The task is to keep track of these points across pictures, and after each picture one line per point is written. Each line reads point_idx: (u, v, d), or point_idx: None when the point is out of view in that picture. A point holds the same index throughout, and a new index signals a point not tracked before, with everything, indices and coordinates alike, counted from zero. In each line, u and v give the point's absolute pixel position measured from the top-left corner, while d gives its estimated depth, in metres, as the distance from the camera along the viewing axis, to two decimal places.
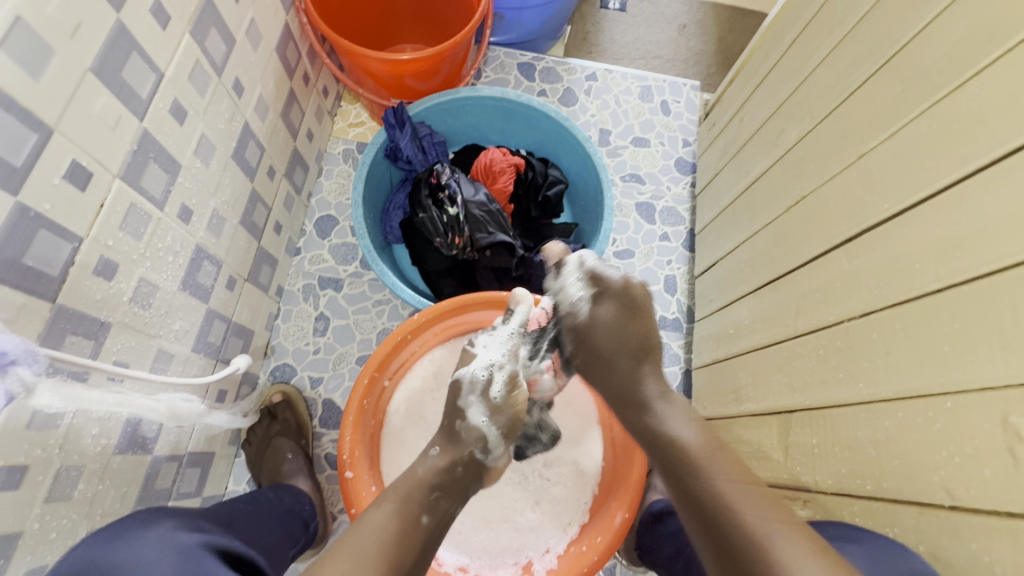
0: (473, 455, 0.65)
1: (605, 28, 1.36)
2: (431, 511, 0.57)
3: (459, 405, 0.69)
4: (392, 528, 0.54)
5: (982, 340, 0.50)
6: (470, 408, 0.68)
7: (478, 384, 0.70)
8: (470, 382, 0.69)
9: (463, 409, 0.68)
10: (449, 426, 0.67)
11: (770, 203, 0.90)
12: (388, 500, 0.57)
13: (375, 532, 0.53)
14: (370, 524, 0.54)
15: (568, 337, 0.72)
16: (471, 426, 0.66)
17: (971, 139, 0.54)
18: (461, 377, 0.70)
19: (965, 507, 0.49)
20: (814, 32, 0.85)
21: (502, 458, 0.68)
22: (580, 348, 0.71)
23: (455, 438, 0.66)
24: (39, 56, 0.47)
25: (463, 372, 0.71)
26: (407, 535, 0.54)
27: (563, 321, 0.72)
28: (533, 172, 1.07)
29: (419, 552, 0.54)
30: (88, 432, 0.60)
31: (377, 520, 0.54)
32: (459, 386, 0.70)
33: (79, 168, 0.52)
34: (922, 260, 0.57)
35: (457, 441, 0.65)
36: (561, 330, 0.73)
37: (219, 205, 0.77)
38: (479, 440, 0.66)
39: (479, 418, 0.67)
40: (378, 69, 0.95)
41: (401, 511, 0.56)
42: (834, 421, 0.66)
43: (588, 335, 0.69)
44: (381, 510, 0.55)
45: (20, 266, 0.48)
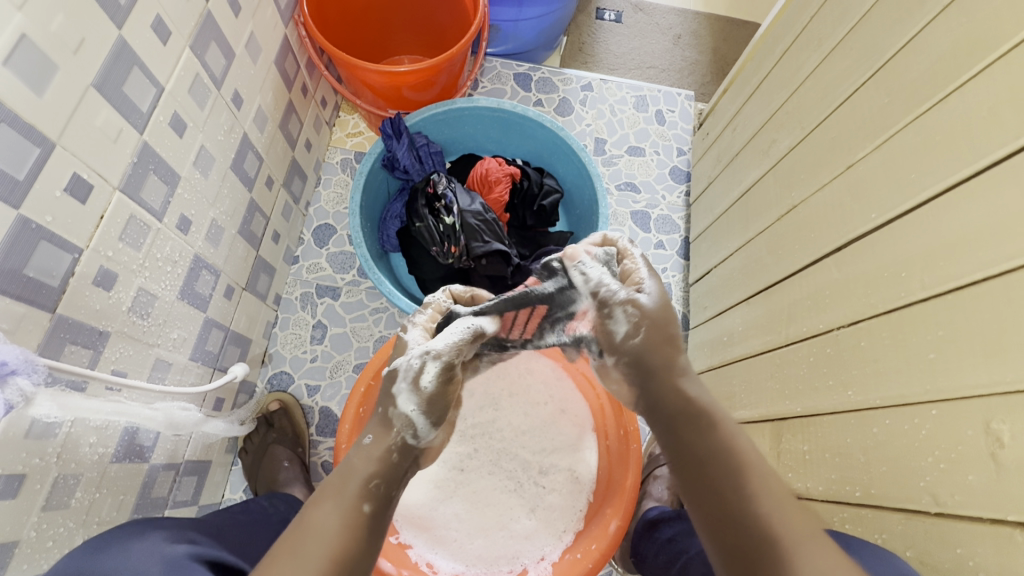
0: (406, 441, 0.55)
1: (601, 39, 1.37)
2: (374, 498, 0.51)
3: (392, 392, 0.57)
4: (337, 525, 0.48)
5: (965, 349, 0.51)
6: (405, 397, 0.56)
7: (417, 373, 0.57)
8: (405, 368, 0.58)
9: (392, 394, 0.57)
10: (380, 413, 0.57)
11: (762, 212, 0.91)
12: (326, 497, 0.50)
13: (323, 534, 0.47)
14: (315, 524, 0.48)
15: (629, 314, 0.57)
16: (399, 412, 0.56)
17: (953, 151, 0.56)
18: (398, 365, 0.58)
19: (951, 513, 0.50)
20: (804, 44, 0.87)
21: (437, 440, 0.59)
22: (646, 328, 0.56)
23: (390, 427, 0.55)
24: (42, 73, 0.48)
25: (400, 361, 0.59)
26: (354, 529, 0.48)
27: (613, 303, 0.58)
28: (529, 182, 1.08)
29: (370, 545, 0.49)
30: (86, 440, 0.60)
31: (320, 519, 0.48)
32: (396, 373, 0.58)
33: (80, 181, 0.53)
34: (908, 270, 0.59)
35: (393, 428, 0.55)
36: (614, 309, 0.58)
37: (218, 215, 0.78)
38: (413, 423, 0.56)
39: (408, 406, 0.56)
40: (376, 81, 0.96)
41: (341, 505, 0.49)
42: (824, 428, 0.67)
43: (654, 311, 0.57)
44: (323, 506, 0.49)
45: (22, 276, 0.49)
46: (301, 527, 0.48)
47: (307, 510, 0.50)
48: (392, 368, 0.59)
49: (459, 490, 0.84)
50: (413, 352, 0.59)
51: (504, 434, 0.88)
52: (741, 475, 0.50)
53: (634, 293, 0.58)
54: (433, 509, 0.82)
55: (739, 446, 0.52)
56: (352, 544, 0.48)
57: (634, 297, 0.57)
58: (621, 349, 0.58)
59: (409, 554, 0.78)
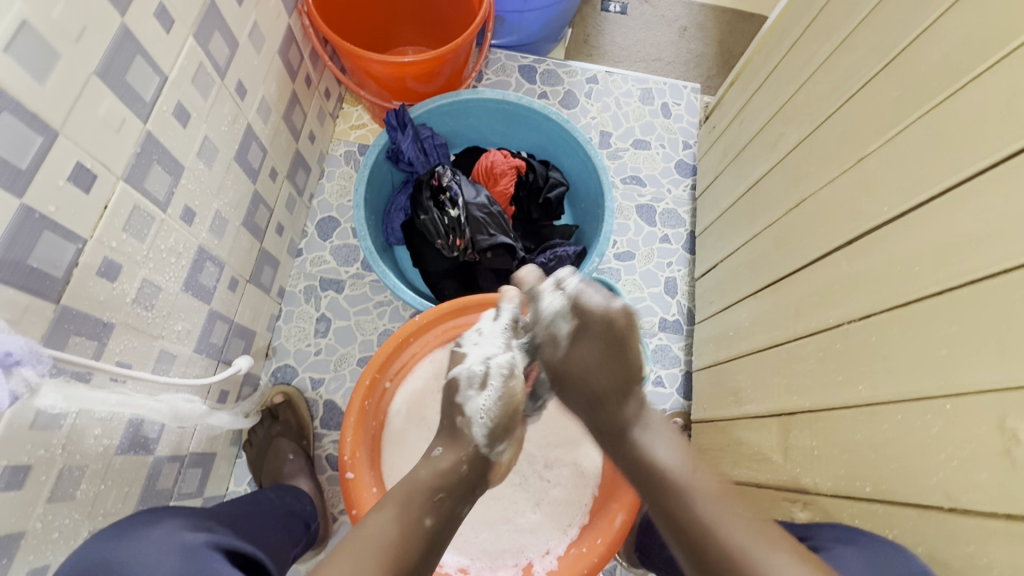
0: (477, 445, 0.67)
1: (606, 31, 1.36)
2: (434, 514, 0.60)
3: (459, 401, 0.70)
4: (398, 529, 0.57)
5: (978, 343, 0.50)
6: (471, 403, 0.70)
7: (475, 380, 0.71)
8: (468, 375, 0.71)
9: (462, 403, 0.70)
10: (449, 424, 0.69)
11: (769, 207, 0.91)
12: (391, 505, 0.59)
13: (380, 534, 0.56)
14: (379, 525, 0.57)
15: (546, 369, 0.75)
16: (470, 421, 0.69)
17: (967, 143, 0.55)
18: (459, 375, 0.72)
19: (963, 510, 0.49)
20: (814, 36, 0.86)
21: (506, 451, 0.70)
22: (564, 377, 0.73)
23: (459, 433, 0.68)
24: (44, 61, 0.47)
25: (459, 369, 0.72)
26: (412, 538, 0.57)
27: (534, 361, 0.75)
28: (534, 175, 1.07)
29: (425, 555, 0.57)
30: (90, 432, 0.60)
31: (382, 522, 0.57)
32: (458, 383, 0.71)
33: (84, 171, 0.53)
34: (920, 263, 0.58)
35: (461, 439, 0.67)
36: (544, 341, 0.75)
37: (222, 207, 0.77)
38: (482, 424, 0.68)
39: (477, 410, 0.69)
40: (380, 72, 0.95)
41: (404, 514, 0.58)
42: (833, 423, 0.67)
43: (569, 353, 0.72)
44: (387, 513, 0.58)
45: (25, 267, 0.49)
46: (366, 525, 0.57)
47: (372, 515, 0.59)
48: (454, 379, 0.72)
49: None
50: (472, 361, 0.73)
51: None
52: (679, 492, 0.61)
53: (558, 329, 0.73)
54: None
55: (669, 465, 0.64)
56: (409, 547, 0.56)
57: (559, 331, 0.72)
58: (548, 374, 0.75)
59: None
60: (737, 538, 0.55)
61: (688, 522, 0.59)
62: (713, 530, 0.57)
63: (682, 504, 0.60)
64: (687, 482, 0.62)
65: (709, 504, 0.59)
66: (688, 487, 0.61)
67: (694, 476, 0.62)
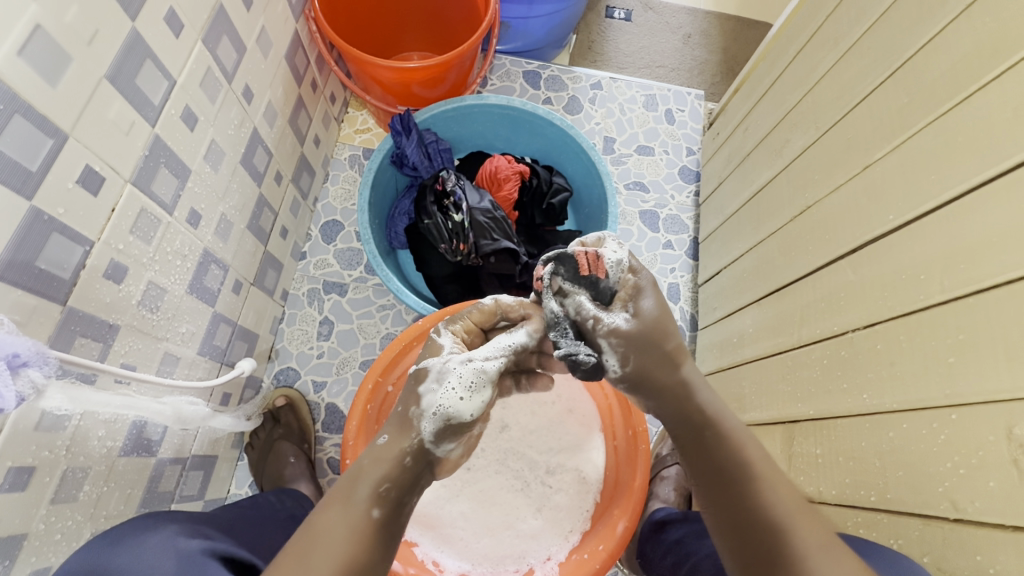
0: (423, 440, 0.54)
1: (611, 37, 1.36)
2: (383, 504, 0.50)
3: (418, 391, 0.55)
4: (347, 529, 0.48)
5: (986, 352, 0.50)
6: (432, 397, 0.54)
7: (446, 376, 0.55)
8: (437, 369, 0.56)
9: (420, 395, 0.55)
10: (401, 414, 0.55)
11: (774, 214, 0.91)
12: (336, 501, 0.50)
13: (326, 542, 0.47)
14: (326, 529, 0.48)
15: (614, 347, 0.58)
16: (423, 416, 0.54)
17: (974, 153, 0.55)
18: (430, 365, 0.56)
19: (969, 520, 0.50)
20: (820, 43, 0.86)
21: (454, 450, 0.57)
22: (633, 352, 0.58)
23: (409, 425, 0.54)
24: (58, 64, 0.48)
25: (434, 360, 0.57)
26: (363, 537, 0.48)
27: (598, 330, 0.58)
28: (538, 180, 1.08)
29: (379, 549, 0.49)
30: (95, 434, 0.60)
31: (329, 525, 0.48)
32: (425, 373, 0.56)
33: (92, 173, 0.53)
34: (928, 272, 0.58)
35: (410, 429, 0.54)
36: (599, 340, 0.59)
37: (228, 210, 0.78)
38: (435, 420, 0.54)
39: (435, 407, 0.54)
40: (386, 77, 0.96)
41: (351, 511, 0.49)
42: (838, 431, 0.67)
43: (639, 333, 0.58)
44: (333, 511, 0.49)
45: (33, 269, 0.49)
46: (312, 531, 0.48)
47: (318, 513, 0.50)
48: (424, 367, 0.57)
49: (465, 489, 0.84)
50: (451, 355, 0.57)
51: (511, 433, 0.87)
52: (749, 481, 0.54)
53: (615, 316, 0.58)
54: (440, 507, 0.82)
55: (745, 453, 0.56)
56: (361, 551, 0.48)
57: (615, 323, 0.58)
58: (618, 377, 0.60)
59: (415, 551, 0.76)
60: (795, 543, 0.50)
61: (751, 513, 0.52)
62: (780, 529, 0.51)
63: (748, 494, 0.53)
64: (757, 469, 0.55)
65: (780, 502, 0.53)
66: (763, 480, 0.54)
67: (769, 470, 0.55)
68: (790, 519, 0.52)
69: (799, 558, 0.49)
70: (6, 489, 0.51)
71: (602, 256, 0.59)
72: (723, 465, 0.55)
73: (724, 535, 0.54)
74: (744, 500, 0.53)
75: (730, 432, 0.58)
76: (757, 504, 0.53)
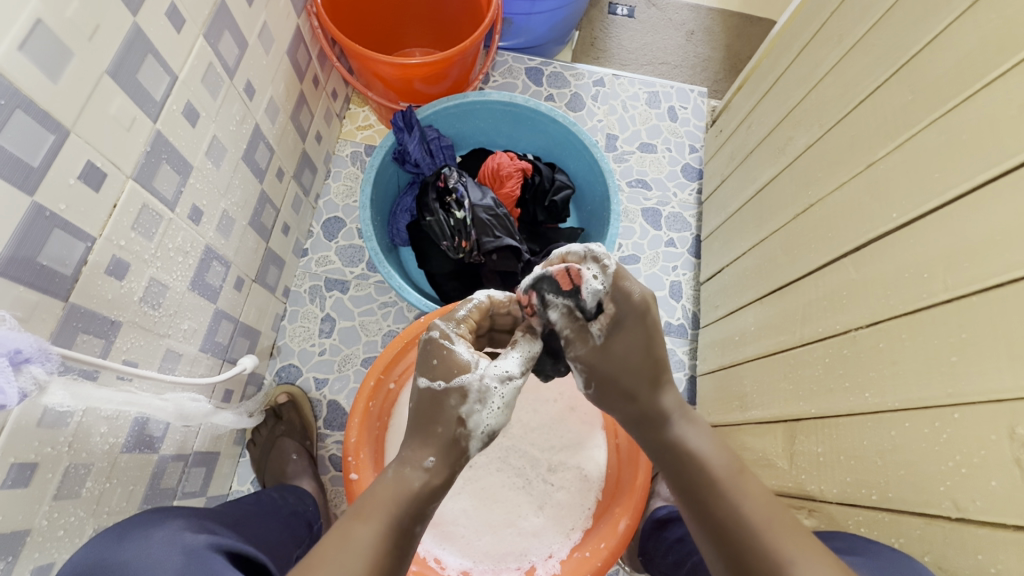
0: (468, 455, 0.56)
1: (613, 34, 1.36)
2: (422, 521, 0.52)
3: (461, 410, 0.55)
4: (386, 544, 0.48)
5: (990, 351, 0.50)
6: (477, 418, 0.56)
7: (490, 396, 0.56)
8: (478, 388, 0.56)
9: (463, 415, 0.55)
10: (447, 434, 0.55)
11: (776, 212, 0.90)
12: (376, 515, 0.49)
13: (361, 551, 0.47)
14: (366, 540, 0.48)
15: (581, 370, 0.62)
16: (470, 434, 0.56)
17: (979, 151, 0.55)
18: (470, 385, 0.56)
19: (972, 519, 0.49)
20: (824, 40, 0.85)
21: None
22: (598, 378, 0.62)
23: (451, 442, 0.55)
24: (58, 59, 0.47)
25: (473, 378, 0.56)
26: (399, 551, 0.49)
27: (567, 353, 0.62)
28: (540, 177, 1.07)
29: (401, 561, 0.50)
30: (96, 430, 0.60)
31: (369, 538, 0.48)
32: (467, 394, 0.55)
33: (94, 169, 0.53)
34: (931, 270, 0.57)
35: (454, 445, 0.55)
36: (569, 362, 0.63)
37: (229, 206, 0.78)
38: (482, 438, 0.57)
39: (480, 426, 0.56)
40: (388, 73, 0.95)
41: (391, 526, 0.49)
42: (841, 430, 0.66)
43: (610, 360, 0.61)
44: (373, 524, 0.49)
45: (34, 265, 0.49)
46: (345, 540, 0.47)
47: (353, 523, 0.49)
48: (463, 386, 0.55)
49: (466, 487, 0.84)
50: (488, 372, 0.57)
51: (513, 431, 0.87)
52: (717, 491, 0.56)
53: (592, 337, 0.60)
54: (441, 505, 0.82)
55: (712, 465, 0.58)
56: (397, 565, 0.49)
57: (588, 344, 0.60)
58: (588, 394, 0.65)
59: (417, 548, 0.77)
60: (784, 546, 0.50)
61: (730, 522, 0.53)
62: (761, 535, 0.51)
63: (722, 503, 0.55)
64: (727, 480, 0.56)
65: (758, 507, 0.53)
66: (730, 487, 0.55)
67: (737, 476, 0.56)
68: (770, 520, 0.52)
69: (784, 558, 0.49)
70: (8, 485, 0.51)
71: (583, 278, 0.57)
72: (692, 479, 0.57)
73: (711, 546, 0.54)
74: (720, 509, 0.54)
75: (693, 444, 0.60)
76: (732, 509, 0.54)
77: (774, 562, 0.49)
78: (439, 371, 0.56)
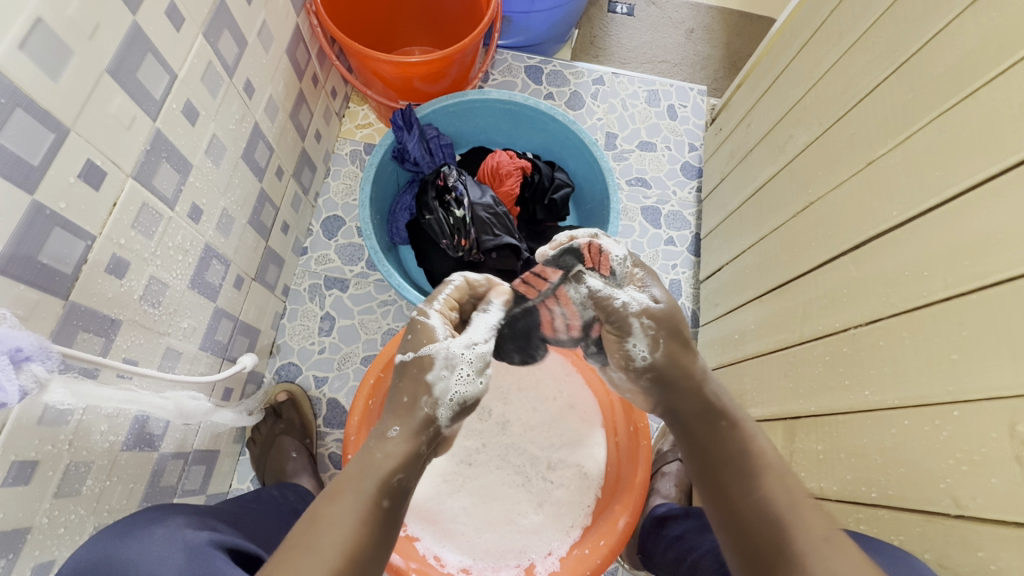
0: (440, 426, 0.55)
1: (613, 32, 1.36)
2: (394, 496, 0.50)
3: (427, 379, 0.55)
4: (356, 521, 0.47)
5: (990, 351, 0.50)
6: (445, 384, 0.55)
7: (456, 363, 0.56)
8: (444, 354, 0.56)
9: (430, 383, 0.55)
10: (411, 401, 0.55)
11: (776, 210, 0.90)
12: (345, 492, 0.49)
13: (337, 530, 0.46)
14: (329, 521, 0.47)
15: (647, 331, 0.59)
16: (438, 404, 0.55)
17: (977, 150, 0.55)
18: (435, 352, 0.56)
19: (972, 516, 0.50)
20: (823, 39, 0.85)
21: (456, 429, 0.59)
22: (661, 339, 0.59)
23: (419, 413, 0.54)
24: (58, 57, 0.47)
25: (437, 346, 0.56)
26: (370, 526, 0.48)
27: (630, 312, 0.60)
28: (540, 175, 1.07)
29: (383, 541, 0.48)
30: (97, 428, 0.60)
31: (336, 517, 0.47)
32: (432, 360, 0.55)
33: (94, 167, 0.53)
34: (931, 269, 0.58)
35: (422, 417, 0.54)
36: (633, 323, 0.59)
37: (229, 204, 0.78)
38: (451, 407, 0.55)
39: (449, 395, 0.55)
40: (387, 71, 0.95)
41: (360, 502, 0.48)
42: (841, 428, 0.66)
43: (666, 317, 0.60)
44: (340, 502, 0.48)
45: (35, 263, 0.49)
46: (316, 522, 0.47)
47: (324, 504, 0.49)
48: (427, 354, 0.56)
49: (466, 484, 0.84)
50: (452, 340, 0.57)
51: (513, 429, 0.88)
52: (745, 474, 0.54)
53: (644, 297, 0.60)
54: (441, 502, 0.82)
55: (743, 447, 0.56)
56: (368, 541, 0.47)
57: (645, 302, 0.60)
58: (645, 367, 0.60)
59: (417, 546, 0.77)
60: (798, 543, 0.48)
61: (751, 509, 0.51)
62: (779, 524, 0.50)
63: (747, 486, 0.53)
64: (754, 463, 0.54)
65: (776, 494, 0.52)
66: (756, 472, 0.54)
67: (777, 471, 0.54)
68: (790, 515, 0.50)
69: (800, 557, 0.47)
70: (9, 483, 0.51)
71: (607, 249, 0.66)
72: (724, 458, 0.55)
73: (721, 528, 0.53)
74: (744, 493, 0.52)
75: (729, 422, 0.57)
76: (758, 499, 0.52)
77: (790, 562, 0.48)
78: (411, 345, 0.58)
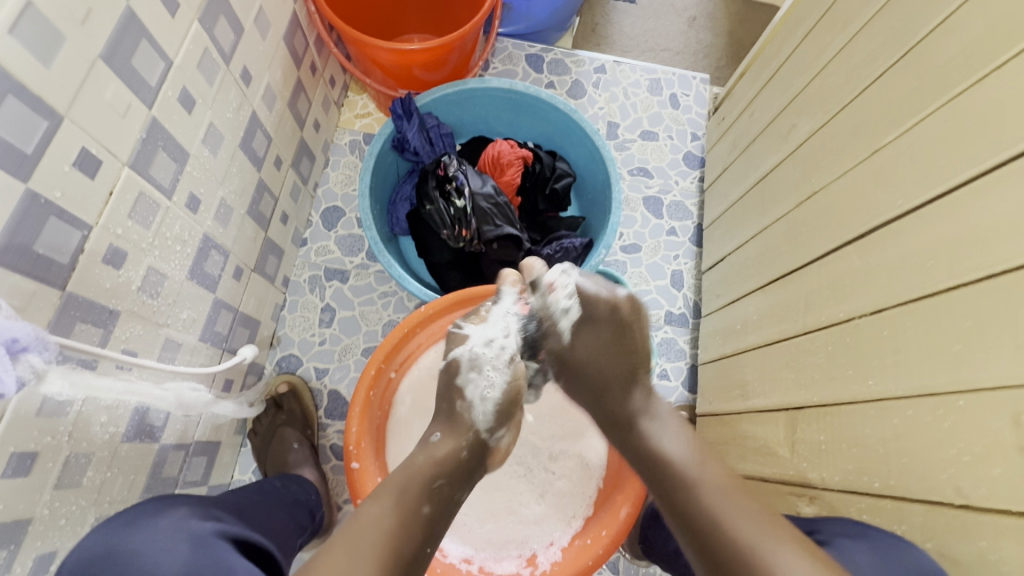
0: (479, 431, 0.66)
1: (614, 20, 1.34)
2: (431, 501, 0.58)
3: (458, 383, 0.69)
4: (394, 518, 0.54)
5: (995, 340, 0.49)
6: (474, 387, 0.68)
7: (479, 364, 0.69)
8: (467, 360, 0.70)
9: (462, 386, 0.69)
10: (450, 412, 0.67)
11: (780, 199, 0.90)
12: (386, 497, 0.57)
13: (379, 526, 0.54)
14: (374, 519, 0.54)
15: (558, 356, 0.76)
16: (470, 404, 0.67)
17: (985, 136, 0.54)
18: (461, 357, 0.70)
19: (974, 506, 0.49)
20: (829, 25, 0.84)
21: (505, 438, 0.69)
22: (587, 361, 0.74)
23: (459, 423, 0.66)
24: (49, 43, 0.46)
25: (461, 351, 0.71)
26: (407, 525, 0.55)
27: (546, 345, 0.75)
28: (541, 165, 1.06)
29: (420, 544, 0.55)
30: (96, 419, 0.60)
31: (377, 517, 0.54)
32: (459, 364, 0.70)
33: (89, 156, 0.52)
34: (935, 257, 0.57)
35: (459, 427, 0.65)
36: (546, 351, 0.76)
37: (227, 195, 0.77)
38: (485, 419, 0.67)
39: (478, 395, 0.68)
40: (386, 60, 0.94)
41: (399, 506, 0.56)
42: (842, 418, 0.66)
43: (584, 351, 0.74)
44: (380, 504, 0.56)
45: (31, 253, 0.48)
46: (362, 519, 0.54)
47: (367, 507, 0.56)
48: (455, 360, 0.70)
49: None
50: (474, 342, 0.71)
51: None
52: (686, 486, 0.59)
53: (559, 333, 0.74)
54: None
55: (688, 468, 0.61)
56: (405, 538, 0.54)
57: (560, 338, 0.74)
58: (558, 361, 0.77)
59: None
60: None
61: (708, 526, 0.56)
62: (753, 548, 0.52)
63: (701, 508, 0.57)
64: (698, 479, 0.60)
65: (742, 516, 0.55)
66: (705, 492, 0.58)
67: (728, 495, 0.57)
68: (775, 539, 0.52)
69: None
70: (8, 474, 0.51)
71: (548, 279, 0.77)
72: (668, 481, 0.61)
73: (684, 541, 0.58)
74: (700, 512, 0.57)
75: (666, 442, 0.65)
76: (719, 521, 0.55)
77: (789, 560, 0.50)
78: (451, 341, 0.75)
